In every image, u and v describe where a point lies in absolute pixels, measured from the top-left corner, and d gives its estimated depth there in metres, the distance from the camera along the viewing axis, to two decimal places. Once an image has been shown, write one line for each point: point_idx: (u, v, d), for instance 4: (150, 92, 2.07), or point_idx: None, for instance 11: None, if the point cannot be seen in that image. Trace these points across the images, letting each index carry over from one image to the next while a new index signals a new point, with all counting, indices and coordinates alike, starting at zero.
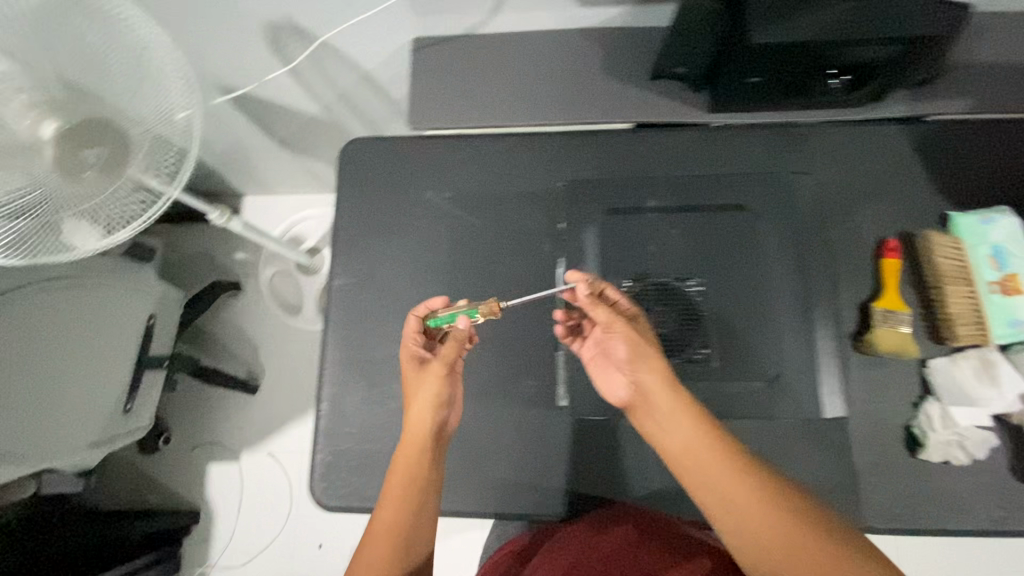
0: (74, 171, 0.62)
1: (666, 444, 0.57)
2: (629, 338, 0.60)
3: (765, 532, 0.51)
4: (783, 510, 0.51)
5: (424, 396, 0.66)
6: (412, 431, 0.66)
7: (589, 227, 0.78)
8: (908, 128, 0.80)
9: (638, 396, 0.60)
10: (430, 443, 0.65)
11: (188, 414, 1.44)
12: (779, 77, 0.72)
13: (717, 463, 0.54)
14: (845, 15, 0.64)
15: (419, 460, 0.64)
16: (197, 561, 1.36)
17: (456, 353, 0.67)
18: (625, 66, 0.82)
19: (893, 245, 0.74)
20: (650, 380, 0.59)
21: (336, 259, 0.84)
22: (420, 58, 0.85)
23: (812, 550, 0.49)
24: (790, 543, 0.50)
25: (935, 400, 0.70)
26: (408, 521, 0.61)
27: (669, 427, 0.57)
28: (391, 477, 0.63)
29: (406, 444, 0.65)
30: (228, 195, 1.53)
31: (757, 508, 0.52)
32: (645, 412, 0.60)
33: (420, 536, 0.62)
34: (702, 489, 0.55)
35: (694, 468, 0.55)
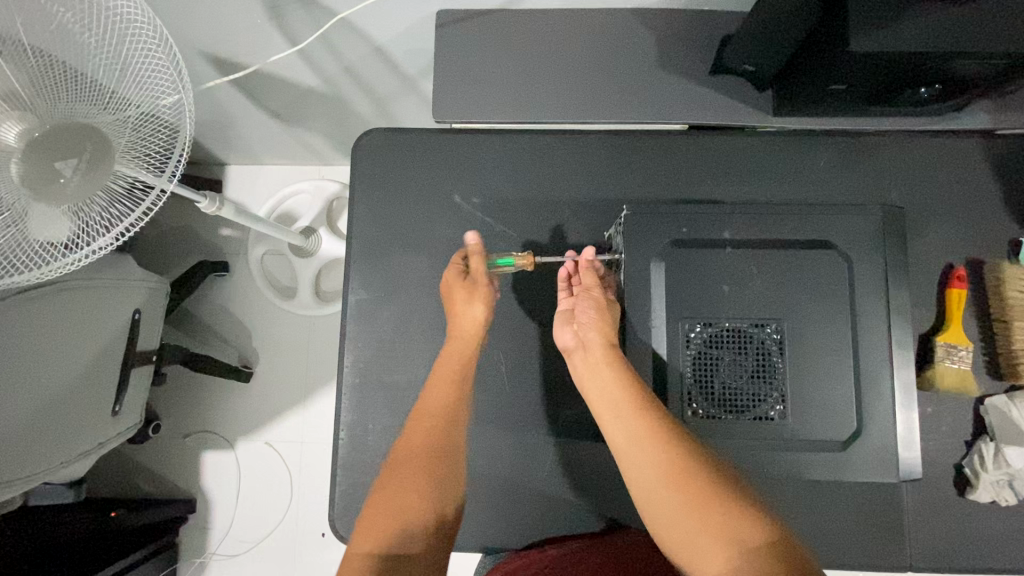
0: (51, 183, 0.56)
1: (596, 401, 0.62)
2: (596, 305, 0.68)
3: (685, 502, 0.54)
4: (690, 468, 0.55)
5: (467, 314, 0.71)
6: (453, 347, 0.70)
7: (654, 262, 0.65)
8: (979, 143, 0.74)
9: (575, 355, 0.66)
10: (458, 391, 0.69)
11: (178, 399, 1.36)
12: (866, 84, 0.64)
13: (632, 422, 0.58)
14: (959, 20, 0.55)
15: (448, 406, 0.68)
16: (193, 552, 1.30)
17: (480, 263, 0.72)
18: (686, 58, 0.73)
19: (962, 273, 0.70)
20: (591, 340, 0.66)
21: (356, 269, 0.76)
22: (453, 41, 0.74)
23: (715, 509, 0.53)
24: (717, 517, 0.52)
25: (988, 439, 0.68)
26: (438, 461, 0.66)
27: (594, 384, 0.63)
28: (425, 425, 0.67)
29: (438, 392, 0.69)
30: (211, 164, 1.39)
31: (670, 463, 0.56)
32: (579, 369, 0.66)
33: (442, 483, 0.66)
34: (635, 459, 0.58)
35: (630, 437, 0.58)
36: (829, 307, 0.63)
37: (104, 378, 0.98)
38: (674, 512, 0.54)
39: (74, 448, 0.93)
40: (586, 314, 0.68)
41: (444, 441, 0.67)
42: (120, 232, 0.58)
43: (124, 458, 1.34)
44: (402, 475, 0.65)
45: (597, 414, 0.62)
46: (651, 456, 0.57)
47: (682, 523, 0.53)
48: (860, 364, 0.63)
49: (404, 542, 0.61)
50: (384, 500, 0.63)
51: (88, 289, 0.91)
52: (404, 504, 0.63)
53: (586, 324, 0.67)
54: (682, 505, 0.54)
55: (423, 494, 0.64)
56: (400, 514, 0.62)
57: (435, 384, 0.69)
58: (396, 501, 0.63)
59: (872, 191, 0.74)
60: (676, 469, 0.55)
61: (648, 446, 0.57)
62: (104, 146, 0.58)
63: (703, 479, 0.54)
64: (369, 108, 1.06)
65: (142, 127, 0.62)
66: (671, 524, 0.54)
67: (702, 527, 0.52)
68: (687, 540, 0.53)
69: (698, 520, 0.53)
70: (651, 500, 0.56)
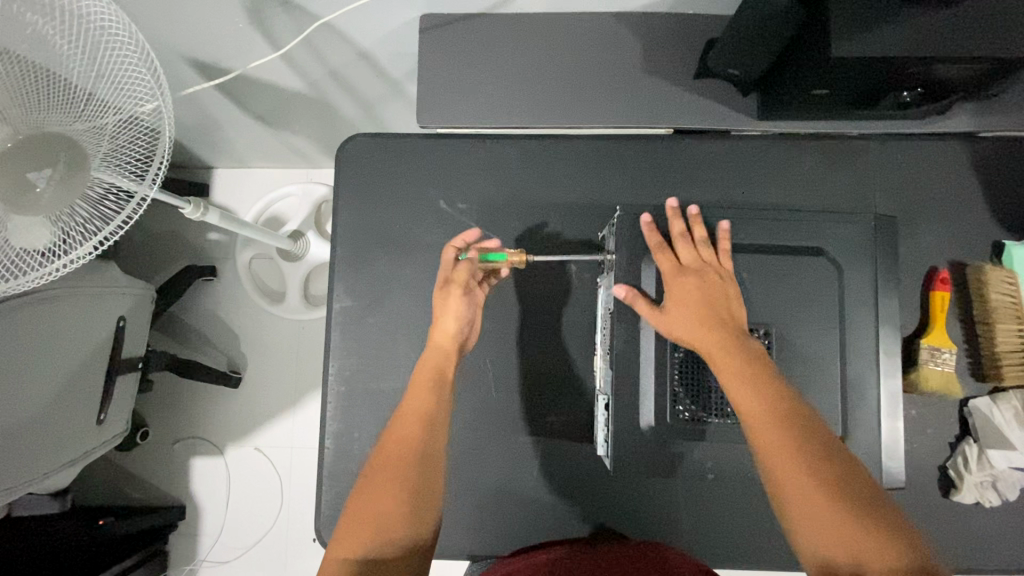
0: (24, 194, 0.55)
1: (734, 385, 0.55)
2: (704, 284, 0.61)
3: (827, 498, 0.48)
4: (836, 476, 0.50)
5: (449, 313, 0.69)
6: (436, 346, 0.69)
7: (645, 267, 0.65)
8: (963, 146, 0.74)
9: (695, 336, 0.59)
10: (439, 392, 0.66)
11: (166, 405, 1.35)
12: (848, 89, 0.64)
13: (773, 401, 0.54)
14: (940, 24, 0.55)
15: (429, 408, 0.64)
16: (183, 558, 1.29)
17: (469, 272, 0.70)
18: (671, 63, 0.73)
19: (945, 275, 0.70)
20: (723, 315, 0.60)
21: (341, 275, 0.75)
22: (437, 45, 0.74)
23: (853, 510, 0.48)
24: (855, 519, 0.47)
25: (972, 441, 0.68)
26: (416, 460, 0.60)
27: (728, 354, 0.57)
28: (406, 423, 0.63)
29: (417, 395, 0.65)
30: (198, 167, 1.38)
31: (816, 466, 0.50)
32: (706, 336, 0.58)
33: (423, 486, 0.59)
34: (768, 442, 0.52)
35: (770, 415, 0.53)
36: (814, 312, 0.64)
37: (88, 387, 0.97)
38: (820, 507, 0.48)
39: (58, 458, 0.92)
40: (697, 286, 0.61)
41: (423, 440, 0.62)
42: (101, 241, 0.58)
43: (112, 465, 1.32)
44: (380, 476, 0.58)
45: (730, 386, 0.56)
46: (785, 436, 0.51)
47: (831, 534, 0.47)
48: (845, 368, 0.63)
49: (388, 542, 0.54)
50: (362, 503, 0.56)
51: (71, 296, 0.90)
52: (384, 508, 0.56)
53: (708, 295, 0.60)
54: (831, 515, 0.48)
55: (403, 494, 0.57)
56: (378, 519, 0.55)
57: (414, 386, 0.66)
58: (372, 506, 0.56)
59: (858, 195, 0.75)
60: (815, 459, 0.50)
61: (785, 431, 0.52)
62: (77, 156, 0.58)
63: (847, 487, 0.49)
64: (356, 112, 1.05)
65: (120, 134, 0.62)
66: (812, 517, 0.48)
67: (856, 544, 0.46)
68: (831, 538, 0.47)
69: (849, 534, 0.47)
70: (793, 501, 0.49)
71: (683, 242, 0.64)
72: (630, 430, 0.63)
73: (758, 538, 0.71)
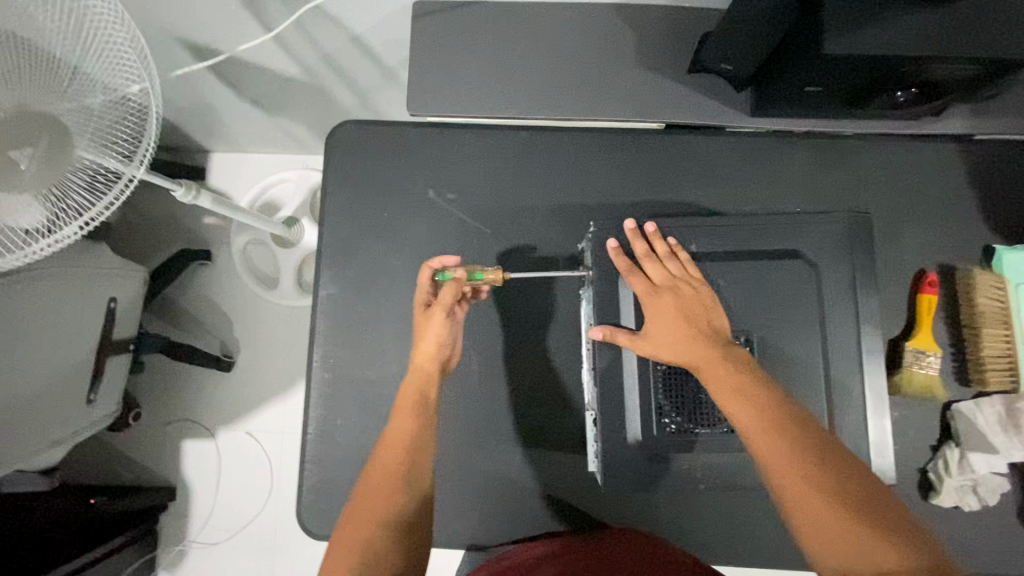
0: (7, 173, 0.54)
1: (725, 399, 0.54)
2: (677, 299, 0.61)
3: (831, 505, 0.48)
4: (839, 483, 0.49)
5: (432, 335, 0.68)
6: (419, 369, 0.68)
7: (622, 277, 0.65)
8: (956, 149, 0.74)
9: (679, 351, 0.58)
10: (424, 413, 0.66)
11: (158, 387, 1.35)
12: (841, 87, 0.63)
13: (763, 408, 0.53)
14: (937, 23, 0.55)
15: (414, 431, 0.64)
16: (172, 539, 1.30)
17: (451, 296, 0.68)
18: (664, 56, 0.72)
19: (934, 278, 0.70)
20: (701, 324, 0.59)
21: (328, 263, 0.75)
22: (429, 33, 0.73)
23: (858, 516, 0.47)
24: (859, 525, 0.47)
25: (953, 445, 0.68)
26: (401, 490, 0.61)
27: (713, 363, 0.56)
28: (388, 451, 0.63)
29: (402, 415, 0.66)
30: (194, 151, 1.37)
31: (817, 475, 0.49)
32: (689, 347, 0.58)
33: (409, 516, 0.60)
34: (765, 450, 0.51)
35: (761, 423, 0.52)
36: (798, 312, 0.63)
37: (79, 366, 0.97)
38: (824, 515, 0.47)
39: (47, 437, 0.93)
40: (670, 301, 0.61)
41: (409, 462, 0.63)
42: (87, 222, 0.59)
43: (104, 446, 1.33)
44: (364, 510, 0.59)
45: (719, 397, 0.55)
46: (781, 444, 0.51)
47: (843, 545, 0.46)
48: (827, 369, 0.63)
49: (373, 548, 0.56)
50: (347, 537, 0.57)
51: (62, 276, 0.90)
52: (369, 541, 0.56)
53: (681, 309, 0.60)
54: (839, 525, 0.47)
55: (387, 526, 0.58)
56: (363, 551, 0.56)
57: (399, 410, 0.66)
58: (359, 539, 0.57)
59: (849, 196, 0.74)
60: (812, 465, 0.50)
61: (780, 436, 0.51)
62: (61, 135, 0.58)
63: (852, 494, 0.48)
64: (351, 98, 1.05)
65: (107, 114, 0.62)
66: (820, 527, 0.47)
67: (867, 553, 0.45)
68: (838, 546, 0.46)
69: (857, 540, 0.46)
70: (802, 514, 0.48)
71: (649, 261, 0.63)
72: (610, 425, 0.63)
73: (738, 536, 0.71)
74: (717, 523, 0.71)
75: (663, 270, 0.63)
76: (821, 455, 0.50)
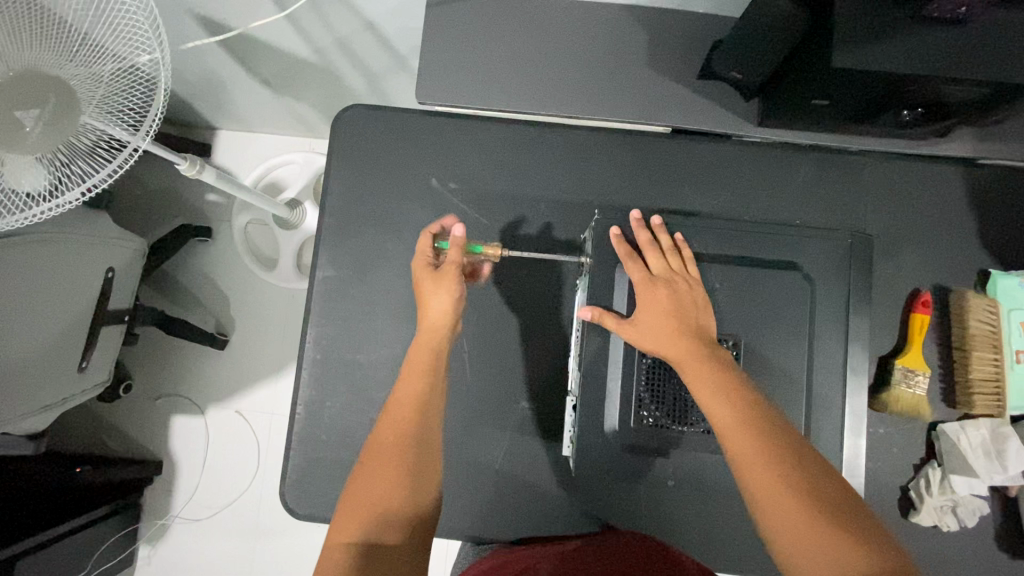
0: (11, 133, 0.54)
1: (708, 401, 0.55)
2: (672, 296, 0.61)
3: (797, 507, 0.48)
4: (815, 488, 0.50)
5: (442, 294, 0.68)
6: (427, 329, 0.67)
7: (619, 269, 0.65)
8: (958, 171, 0.74)
9: (665, 347, 0.59)
10: (434, 374, 0.66)
11: (150, 361, 1.35)
12: (848, 102, 0.63)
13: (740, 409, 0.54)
14: (946, 44, 0.55)
15: (423, 392, 0.65)
16: (156, 512, 1.30)
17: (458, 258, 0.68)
18: (674, 61, 0.72)
19: (927, 298, 0.70)
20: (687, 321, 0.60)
21: (326, 245, 0.75)
22: (442, 21, 0.73)
23: (824, 517, 0.48)
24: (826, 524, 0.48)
25: (935, 465, 0.69)
26: (412, 447, 0.62)
27: (693, 362, 0.57)
28: (397, 409, 0.63)
29: (411, 376, 0.66)
30: (200, 126, 1.37)
31: (791, 480, 0.50)
32: (671, 343, 0.59)
33: (419, 472, 0.61)
34: (737, 450, 0.52)
35: (735, 423, 0.53)
36: (791, 323, 0.63)
37: (73, 333, 0.97)
38: (789, 515, 0.48)
39: (38, 401, 0.93)
40: (662, 293, 0.61)
41: (419, 421, 0.63)
42: (88, 188, 0.58)
43: (93, 415, 1.33)
44: (374, 464, 0.60)
45: (699, 395, 0.56)
46: (754, 444, 0.52)
47: (811, 548, 0.47)
48: (816, 382, 0.63)
49: (385, 508, 0.57)
50: (359, 491, 0.58)
51: (62, 243, 0.90)
52: (381, 493, 0.57)
53: (672, 304, 0.60)
54: (809, 528, 0.48)
55: (399, 480, 0.59)
56: (375, 506, 0.57)
57: (409, 371, 0.66)
58: (370, 494, 0.57)
59: (848, 211, 0.74)
60: (781, 466, 0.51)
61: (754, 437, 0.52)
62: (68, 99, 0.57)
63: (825, 499, 0.49)
64: (361, 83, 1.05)
65: (117, 83, 0.62)
66: (783, 526, 0.48)
67: (835, 556, 0.46)
68: (799, 546, 0.47)
69: (818, 539, 0.47)
70: (772, 516, 0.49)
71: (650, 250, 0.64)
72: (597, 424, 0.64)
73: (718, 543, 0.71)
74: (698, 527, 0.71)
75: (661, 267, 0.63)
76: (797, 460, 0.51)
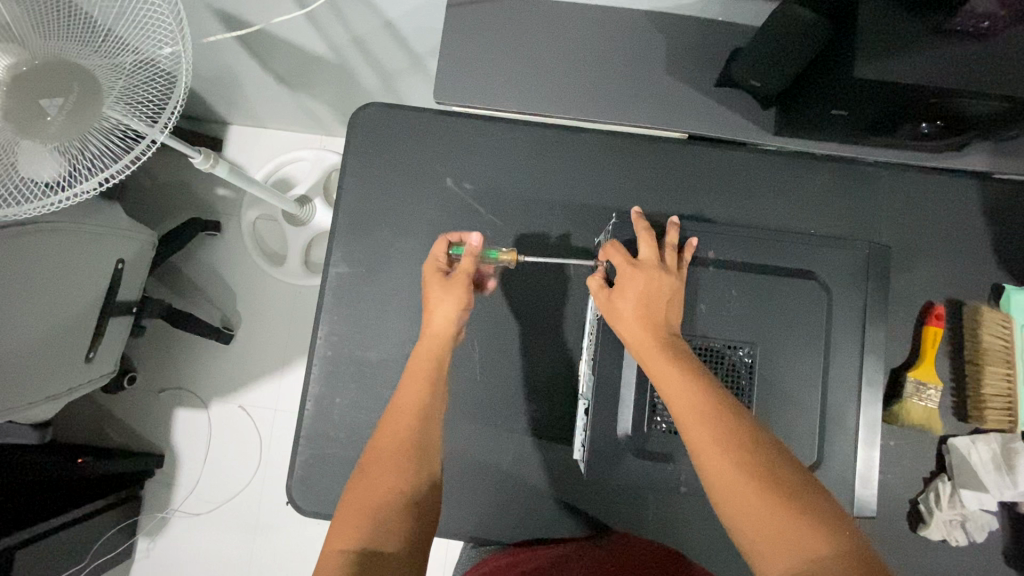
0: (35, 121, 0.55)
1: (676, 397, 0.54)
2: (642, 287, 0.60)
3: (765, 505, 0.46)
4: (776, 473, 0.48)
5: (450, 302, 0.68)
6: (432, 335, 0.68)
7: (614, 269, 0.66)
8: (974, 186, 0.74)
9: (636, 344, 0.58)
10: (434, 382, 0.66)
11: (155, 353, 1.35)
12: (866, 113, 0.64)
13: (709, 406, 0.52)
14: (970, 58, 0.55)
15: (423, 398, 0.65)
16: (157, 506, 1.30)
17: (473, 266, 0.69)
18: (693, 68, 0.72)
19: (941, 312, 0.70)
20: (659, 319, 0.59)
21: (340, 242, 0.75)
22: (462, 23, 0.73)
23: (794, 514, 0.46)
24: (794, 521, 0.45)
25: (946, 479, 0.68)
26: (413, 454, 0.61)
27: (660, 360, 0.56)
28: (398, 415, 0.63)
29: (412, 382, 0.65)
30: (213, 121, 1.38)
31: (750, 466, 0.49)
32: (641, 341, 0.58)
33: (419, 479, 0.60)
34: (701, 447, 0.51)
35: (700, 420, 0.52)
36: (805, 332, 0.63)
37: (82, 322, 0.97)
38: (758, 513, 0.46)
39: (44, 390, 0.93)
40: (636, 288, 0.60)
41: (419, 428, 0.63)
42: (106, 178, 0.59)
43: (97, 406, 1.33)
44: (375, 469, 0.59)
45: (666, 393, 0.55)
46: (721, 441, 0.50)
47: (770, 532, 0.45)
48: (829, 392, 0.63)
49: (383, 512, 0.56)
50: (358, 494, 0.57)
51: (74, 233, 0.91)
52: (379, 498, 0.57)
53: (645, 300, 0.60)
54: (768, 512, 0.46)
55: (397, 484, 0.58)
56: (373, 511, 0.56)
57: (409, 378, 0.66)
58: (368, 498, 0.57)
59: (863, 222, 0.74)
60: (750, 463, 0.49)
61: (721, 433, 0.50)
62: (92, 92, 0.58)
63: (786, 484, 0.47)
64: (375, 82, 1.05)
65: (137, 74, 0.62)
66: (752, 525, 0.46)
67: (796, 541, 0.44)
68: (768, 544, 0.45)
69: (788, 537, 0.45)
70: (730, 499, 0.48)
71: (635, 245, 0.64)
72: (608, 429, 0.64)
73: (724, 552, 0.71)
74: (704, 535, 0.71)
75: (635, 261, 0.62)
76: (758, 448, 0.50)
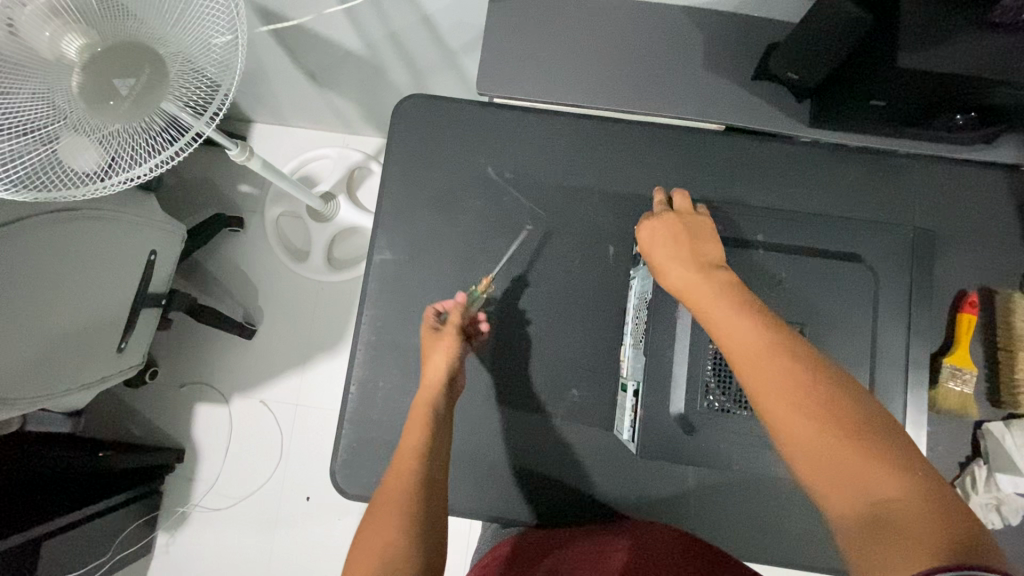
0: (102, 103, 0.57)
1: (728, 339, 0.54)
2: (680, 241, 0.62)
3: (831, 445, 0.46)
4: (840, 410, 0.47)
5: (441, 353, 0.70)
6: (430, 385, 0.69)
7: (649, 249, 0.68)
8: (1002, 178, 0.76)
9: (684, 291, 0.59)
10: (435, 426, 0.67)
11: (178, 347, 1.36)
12: (905, 104, 0.65)
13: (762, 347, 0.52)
14: (1009, 48, 0.57)
15: (426, 442, 0.66)
16: (178, 500, 1.30)
17: (461, 317, 0.72)
18: (731, 62, 0.75)
19: (974, 299, 0.71)
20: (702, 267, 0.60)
21: (384, 230, 0.77)
22: (505, 17, 0.75)
23: (862, 453, 0.45)
24: (864, 460, 0.44)
25: (981, 463, 0.70)
26: (420, 495, 0.63)
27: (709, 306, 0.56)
28: (402, 462, 0.65)
29: (413, 428, 0.67)
30: (238, 119, 1.39)
31: (812, 403, 0.48)
32: (688, 288, 0.59)
33: (426, 521, 0.61)
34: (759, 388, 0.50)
35: (754, 364, 0.51)
36: (846, 315, 0.65)
37: (117, 312, 0.98)
38: (824, 453, 0.46)
39: (77, 379, 0.93)
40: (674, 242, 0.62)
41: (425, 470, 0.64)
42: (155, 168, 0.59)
43: (119, 401, 1.34)
44: (381, 514, 0.61)
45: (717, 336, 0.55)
46: (780, 380, 0.49)
47: (834, 468, 0.45)
48: (870, 374, 0.64)
49: (389, 552, 0.58)
50: (366, 538, 0.59)
51: (112, 223, 0.92)
52: (385, 540, 0.58)
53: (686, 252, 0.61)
54: (835, 451, 0.46)
55: (402, 528, 0.60)
56: (381, 553, 0.57)
57: (411, 424, 0.67)
58: (374, 543, 0.59)
59: (896, 212, 0.76)
60: (814, 401, 0.48)
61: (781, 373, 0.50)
62: (154, 78, 0.59)
63: (849, 423, 0.46)
64: (406, 78, 1.07)
65: (191, 63, 0.61)
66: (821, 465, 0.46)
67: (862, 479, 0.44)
68: (837, 481, 0.45)
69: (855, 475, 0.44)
70: (796, 441, 0.48)
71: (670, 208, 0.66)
72: (655, 411, 0.65)
73: (764, 534, 0.72)
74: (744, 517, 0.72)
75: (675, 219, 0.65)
76: (820, 385, 0.49)
